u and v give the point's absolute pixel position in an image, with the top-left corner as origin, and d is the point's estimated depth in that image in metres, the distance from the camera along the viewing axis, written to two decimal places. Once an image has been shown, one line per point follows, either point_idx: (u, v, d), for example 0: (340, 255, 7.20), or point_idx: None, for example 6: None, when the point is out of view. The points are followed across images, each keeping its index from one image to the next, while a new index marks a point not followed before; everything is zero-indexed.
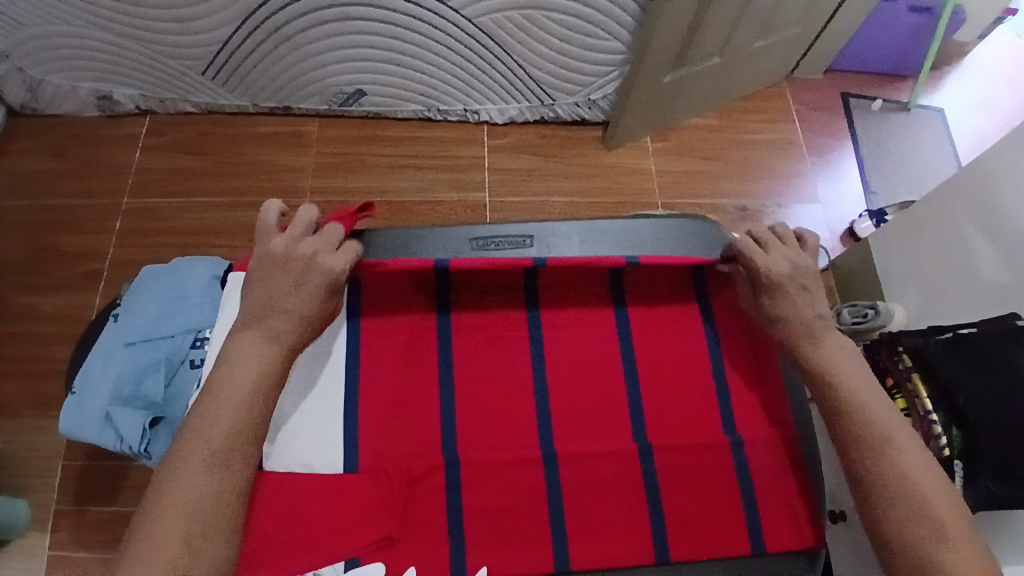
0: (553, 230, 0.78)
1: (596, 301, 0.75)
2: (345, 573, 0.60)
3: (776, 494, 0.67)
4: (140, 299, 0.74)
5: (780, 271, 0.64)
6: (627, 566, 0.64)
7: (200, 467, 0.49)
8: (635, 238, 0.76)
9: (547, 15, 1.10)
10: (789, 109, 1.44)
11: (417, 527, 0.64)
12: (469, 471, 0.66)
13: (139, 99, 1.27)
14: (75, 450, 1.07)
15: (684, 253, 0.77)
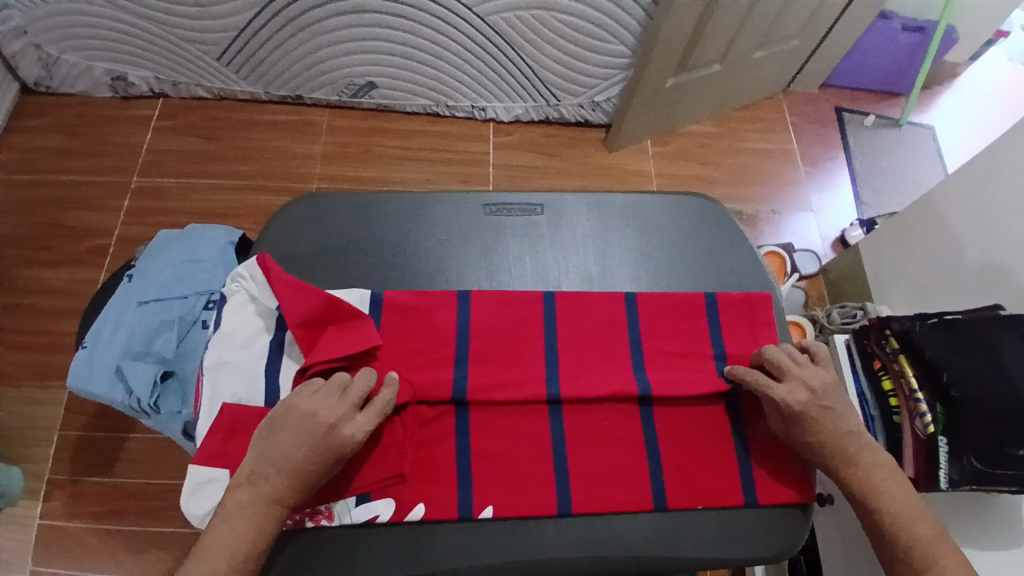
0: (562, 199, 0.68)
1: (598, 317, 0.61)
2: (356, 508, 0.52)
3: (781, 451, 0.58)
4: (155, 262, 0.75)
5: (802, 401, 0.54)
6: (626, 514, 0.55)
7: (254, 493, 0.48)
8: (645, 215, 0.67)
9: (556, 16, 1.14)
10: (786, 121, 1.49)
11: (429, 468, 0.54)
12: (480, 412, 0.56)
13: (153, 81, 1.30)
14: (73, 421, 1.07)
15: (704, 238, 0.67)
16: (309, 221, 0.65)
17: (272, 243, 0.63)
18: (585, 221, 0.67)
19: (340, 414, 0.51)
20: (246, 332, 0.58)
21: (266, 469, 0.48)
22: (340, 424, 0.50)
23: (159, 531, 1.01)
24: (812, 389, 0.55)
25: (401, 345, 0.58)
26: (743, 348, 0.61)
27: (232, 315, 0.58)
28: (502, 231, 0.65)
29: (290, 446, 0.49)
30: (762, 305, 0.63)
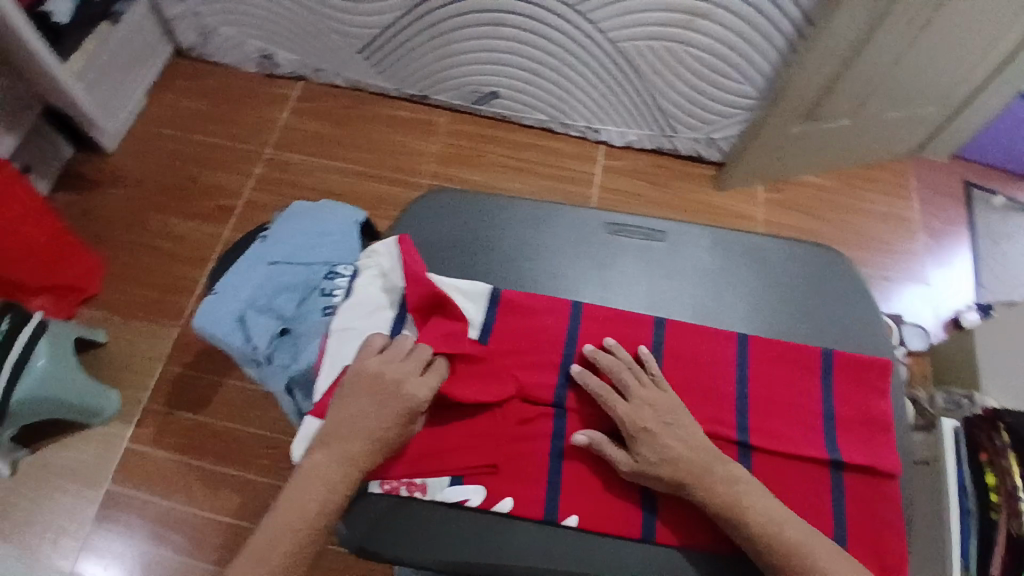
0: (688, 231, 0.68)
1: (706, 352, 0.59)
2: (448, 489, 0.55)
3: (881, 525, 0.56)
4: (290, 227, 0.81)
5: (643, 420, 0.54)
6: (705, 551, 0.54)
7: (324, 467, 0.51)
8: (767, 261, 0.66)
9: (688, 50, 1.14)
10: (907, 186, 1.42)
11: (521, 467, 0.56)
12: (576, 423, 0.57)
13: (297, 65, 1.40)
14: (176, 358, 1.16)
15: (823, 296, 0.66)
16: (442, 214, 0.67)
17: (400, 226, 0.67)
18: (704, 255, 0.67)
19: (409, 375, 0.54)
20: (373, 303, 0.62)
21: (343, 437, 0.52)
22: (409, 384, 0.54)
23: (234, 474, 1.07)
24: (650, 408, 0.55)
25: (509, 342, 0.60)
26: (848, 411, 0.60)
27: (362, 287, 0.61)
28: (619, 253, 0.66)
29: (366, 414, 0.53)
30: (874, 371, 0.61)
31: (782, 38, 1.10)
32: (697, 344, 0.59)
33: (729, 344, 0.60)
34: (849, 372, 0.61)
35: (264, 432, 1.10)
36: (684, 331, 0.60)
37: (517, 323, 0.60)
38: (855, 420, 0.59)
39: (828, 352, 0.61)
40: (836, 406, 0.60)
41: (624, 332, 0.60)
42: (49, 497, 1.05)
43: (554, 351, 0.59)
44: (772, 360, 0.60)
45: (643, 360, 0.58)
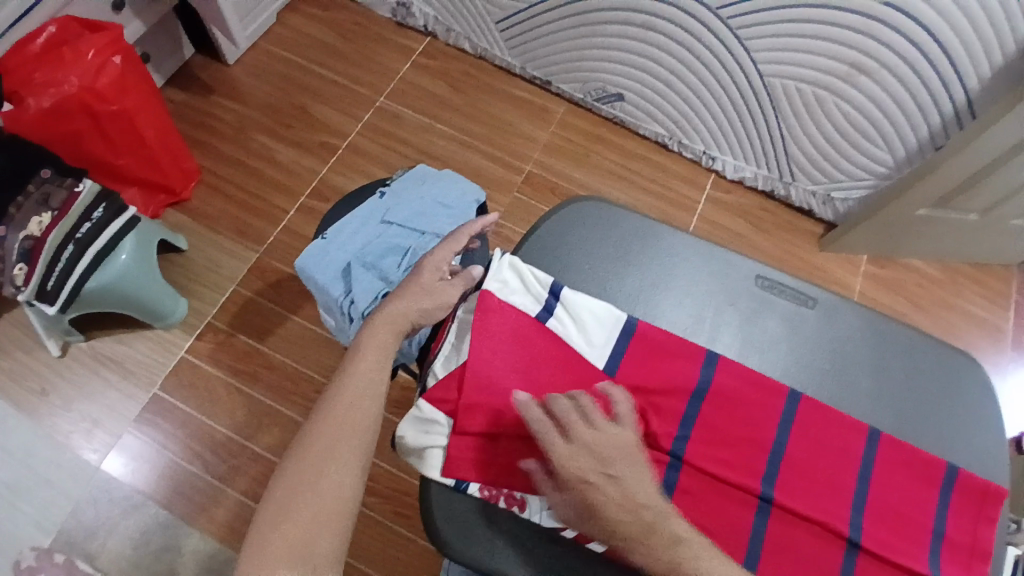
0: (840, 307, 0.64)
1: (834, 440, 0.56)
2: (547, 511, 0.52)
3: None
4: (409, 191, 0.80)
5: (580, 468, 0.48)
6: None
7: (385, 338, 0.56)
8: (915, 359, 0.62)
9: (838, 102, 1.08)
10: (1010, 296, 1.34)
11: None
12: (689, 479, 0.54)
13: (430, 20, 1.38)
14: (249, 282, 1.16)
15: (967, 411, 0.61)
16: (591, 225, 0.65)
17: (543, 225, 0.65)
18: (853, 334, 0.63)
19: (427, 279, 0.61)
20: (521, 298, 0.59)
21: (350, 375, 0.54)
22: (431, 285, 0.60)
23: (279, 410, 1.08)
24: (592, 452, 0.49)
25: (638, 378, 0.57)
26: (966, 537, 0.55)
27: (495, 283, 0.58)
28: (765, 311, 0.63)
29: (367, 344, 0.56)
30: (999, 500, 0.56)
31: (939, 116, 1.04)
32: (825, 429, 0.56)
33: (857, 439, 0.56)
34: (978, 498, 0.56)
35: (315, 374, 1.10)
36: (817, 414, 0.56)
37: (649, 361, 0.57)
38: (971, 550, 0.55)
39: (955, 468, 0.56)
40: (954, 529, 0.55)
41: (754, 400, 0.56)
42: (100, 387, 1.07)
43: (681, 400, 0.56)
44: (897, 465, 0.56)
45: (766, 434, 0.56)
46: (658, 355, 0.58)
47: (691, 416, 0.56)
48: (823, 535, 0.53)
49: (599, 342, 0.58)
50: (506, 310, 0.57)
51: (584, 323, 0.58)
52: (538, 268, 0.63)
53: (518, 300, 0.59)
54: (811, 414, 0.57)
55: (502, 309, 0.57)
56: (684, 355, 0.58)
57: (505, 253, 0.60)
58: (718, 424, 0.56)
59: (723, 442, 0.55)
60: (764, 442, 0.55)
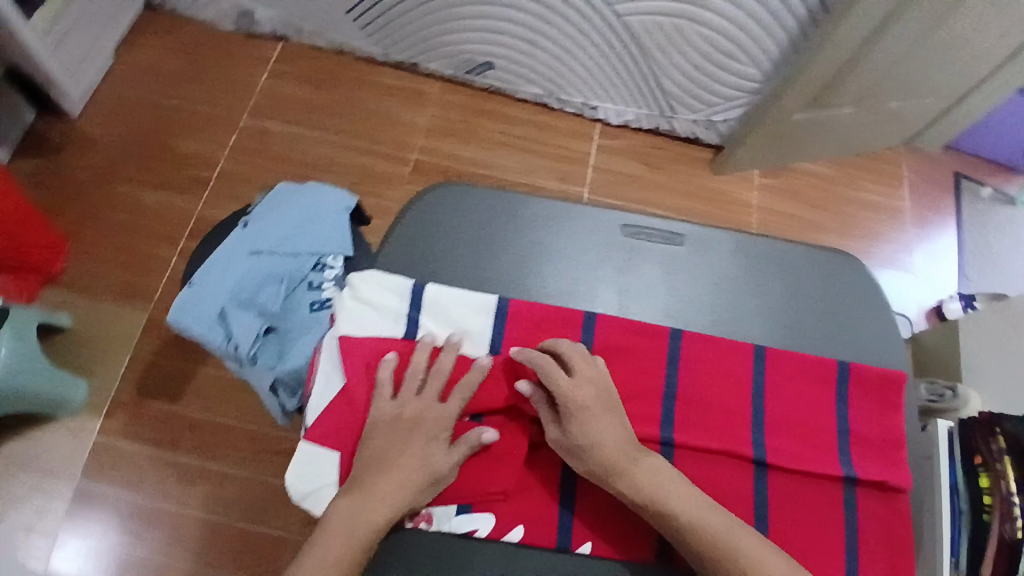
0: (710, 234, 0.65)
1: (723, 369, 0.57)
2: (455, 517, 0.54)
3: (888, 544, 0.54)
4: (275, 213, 0.75)
5: (583, 397, 0.53)
6: None
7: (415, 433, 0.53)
8: (789, 269, 0.63)
9: (695, 29, 1.09)
10: (902, 176, 1.42)
11: (532, 489, 0.55)
12: None
13: (278, 24, 1.31)
14: (147, 344, 1.10)
15: (849, 307, 0.63)
16: (449, 213, 0.63)
17: (398, 224, 0.62)
18: (727, 260, 0.64)
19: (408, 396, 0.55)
20: (379, 321, 0.58)
21: (399, 455, 0.52)
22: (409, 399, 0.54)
23: (211, 467, 1.03)
24: (592, 387, 0.53)
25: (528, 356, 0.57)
26: (871, 430, 0.57)
27: (347, 323, 0.57)
28: (638, 257, 0.63)
29: (404, 434, 0.53)
30: (899, 385, 0.58)
31: (795, 21, 1.05)
32: (714, 359, 0.57)
33: (744, 362, 0.57)
34: (873, 386, 0.58)
35: (242, 420, 1.06)
36: (704, 348, 0.57)
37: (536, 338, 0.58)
38: (883, 441, 0.57)
39: (845, 365, 0.58)
40: (856, 422, 0.57)
41: (640, 352, 0.57)
42: (11, 494, 1.00)
43: None
44: (787, 376, 0.57)
45: (659, 380, 0.56)
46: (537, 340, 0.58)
47: None
48: (730, 463, 0.54)
49: (474, 332, 0.58)
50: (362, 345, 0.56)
51: (456, 321, 0.58)
52: (402, 268, 0.61)
53: (378, 326, 0.58)
54: (698, 348, 0.57)
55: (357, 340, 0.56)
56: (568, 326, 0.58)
57: (352, 281, 0.58)
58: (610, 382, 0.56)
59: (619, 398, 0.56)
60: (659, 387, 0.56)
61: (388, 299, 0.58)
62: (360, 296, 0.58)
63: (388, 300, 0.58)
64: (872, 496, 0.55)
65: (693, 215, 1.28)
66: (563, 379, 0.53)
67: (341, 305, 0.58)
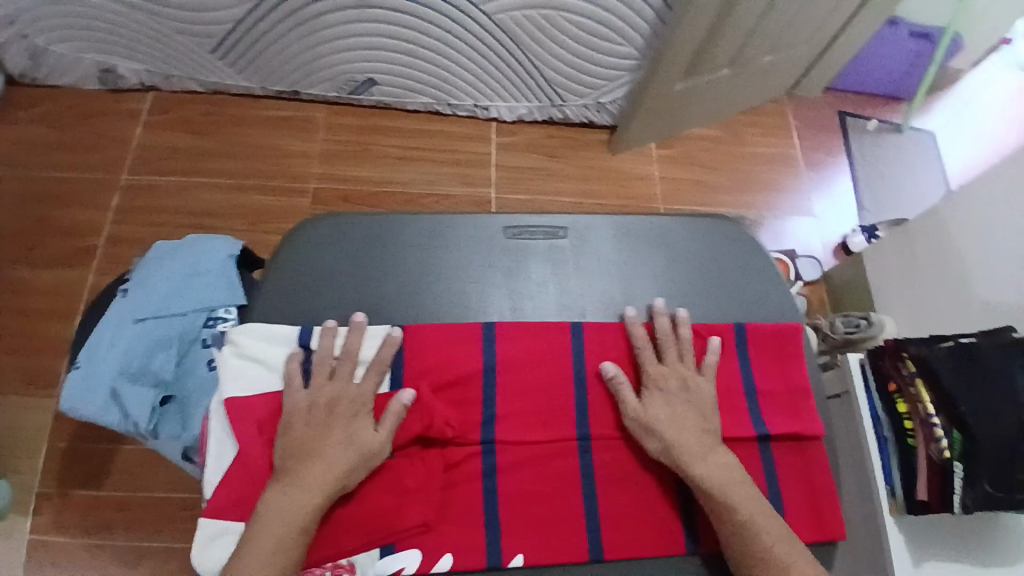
0: (589, 224, 0.69)
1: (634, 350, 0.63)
2: (380, 561, 0.53)
3: (807, 492, 0.60)
4: (154, 275, 0.71)
5: (667, 384, 0.60)
6: (655, 560, 0.57)
7: (322, 461, 0.53)
8: (671, 242, 0.68)
9: (564, 16, 1.11)
10: (789, 125, 1.49)
11: (454, 514, 0.56)
12: (508, 454, 0.58)
13: (144, 74, 1.24)
14: (62, 430, 1.03)
15: (729, 267, 0.68)
16: (333, 246, 0.64)
17: (275, 264, 0.63)
18: (609, 245, 0.68)
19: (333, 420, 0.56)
20: (265, 373, 0.58)
21: (294, 493, 0.51)
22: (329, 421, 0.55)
23: (154, 544, 0.98)
24: (677, 376, 0.60)
25: (449, 374, 0.60)
26: (777, 384, 0.63)
27: (232, 382, 0.58)
28: (523, 257, 0.66)
29: (307, 466, 0.53)
30: (794, 338, 0.64)
31: None
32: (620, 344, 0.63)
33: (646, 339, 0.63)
34: (769, 345, 0.64)
35: (179, 488, 1.01)
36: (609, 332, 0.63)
37: (458, 352, 0.60)
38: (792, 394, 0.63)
39: (744, 328, 0.64)
40: (761, 378, 0.63)
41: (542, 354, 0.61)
42: None
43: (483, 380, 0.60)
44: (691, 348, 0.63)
45: (568, 376, 0.61)
46: (458, 357, 0.60)
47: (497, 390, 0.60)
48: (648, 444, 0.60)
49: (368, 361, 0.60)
50: (254, 403, 0.57)
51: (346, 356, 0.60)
52: (282, 305, 0.62)
53: (265, 379, 0.58)
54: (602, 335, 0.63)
55: (247, 398, 0.57)
56: (474, 342, 0.61)
57: (232, 338, 0.58)
58: (525, 388, 0.60)
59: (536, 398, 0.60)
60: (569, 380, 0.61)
61: (272, 350, 0.59)
62: (241, 353, 0.58)
63: (272, 350, 0.59)
64: (786, 448, 0.61)
65: (602, 196, 1.30)
66: (652, 363, 0.61)
67: (224, 365, 0.58)
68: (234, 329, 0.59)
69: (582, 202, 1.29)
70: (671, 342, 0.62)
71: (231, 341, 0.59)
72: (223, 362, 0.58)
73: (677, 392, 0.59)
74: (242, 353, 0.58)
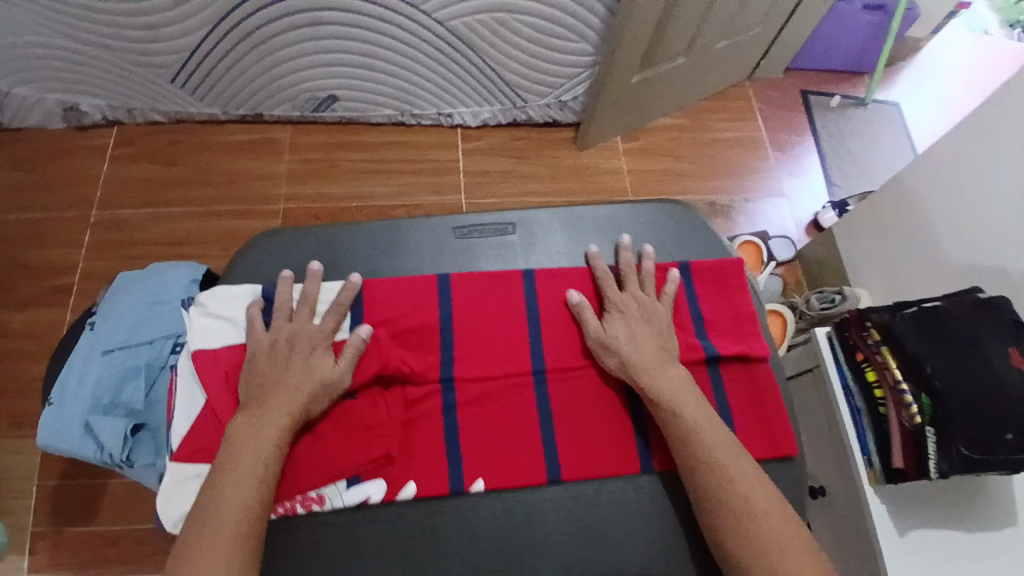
0: (534, 218, 0.77)
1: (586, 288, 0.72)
2: (347, 490, 0.60)
3: (756, 410, 0.67)
4: (118, 306, 0.72)
5: (625, 307, 0.68)
6: (608, 478, 0.64)
7: (290, 389, 0.59)
8: (615, 226, 0.77)
9: (516, 18, 1.12)
10: (753, 108, 1.50)
11: (419, 446, 0.63)
12: (469, 390, 0.66)
13: (107, 109, 1.25)
14: (51, 468, 1.03)
15: (663, 241, 0.77)
16: (303, 252, 0.73)
17: (250, 266, 0.72)
18: (557, 236, 0.77)
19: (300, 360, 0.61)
20: (229, 330, 0.66)
21: (266, 415, 0.57)
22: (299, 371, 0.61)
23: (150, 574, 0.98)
24: (635, 302, 0.68)
25: (420, 321, 0.68)
26: (721, 314, 0.72)
27: (199, 337, 0.65)
28: (476, 251, 0.74)
29: (277, 390, 0.59)
30: (734, 274, 0.74)
31: None
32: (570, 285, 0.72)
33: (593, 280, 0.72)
34: (711, 282, 0.73)
35: None
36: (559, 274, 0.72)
37: (424, 303, 0.69)
38: (737, 321, 0.72)
39: (688, 266, 0.74)
40: (705, 308, 0.72)
41: (501, 298, 0.70)
42: None
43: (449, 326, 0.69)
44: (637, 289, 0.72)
45: (521, 317, 0.70)
46: (423, 307, 0.69)
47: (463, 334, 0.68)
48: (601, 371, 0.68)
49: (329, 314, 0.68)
50: (218, 353, 0.64)
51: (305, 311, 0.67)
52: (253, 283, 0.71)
53: (229, 333, 0.66)
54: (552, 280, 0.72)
55: (212, 349, 0.64)
56: (442, 297, 0.70)
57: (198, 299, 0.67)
58: (485, 328, 0.69)
59: (496, 334, 0.69)
60: (524, 320, 0.70)
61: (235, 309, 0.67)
62: (206, 312, 0.66)
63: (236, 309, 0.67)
64: (735, 370, 0.69)
65: (573, 192, 1.32)
66: (612, 291, 0.69)
67: (191, 323, 0.65)
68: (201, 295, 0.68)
69: (553, 200, 1.30)
70: (630, 274, 0.71)
71: (198, 303, 0.67)
72: (191, 321, 0.65)
73: (634, 313, 0.67)
74: (209, 313, 0.66)
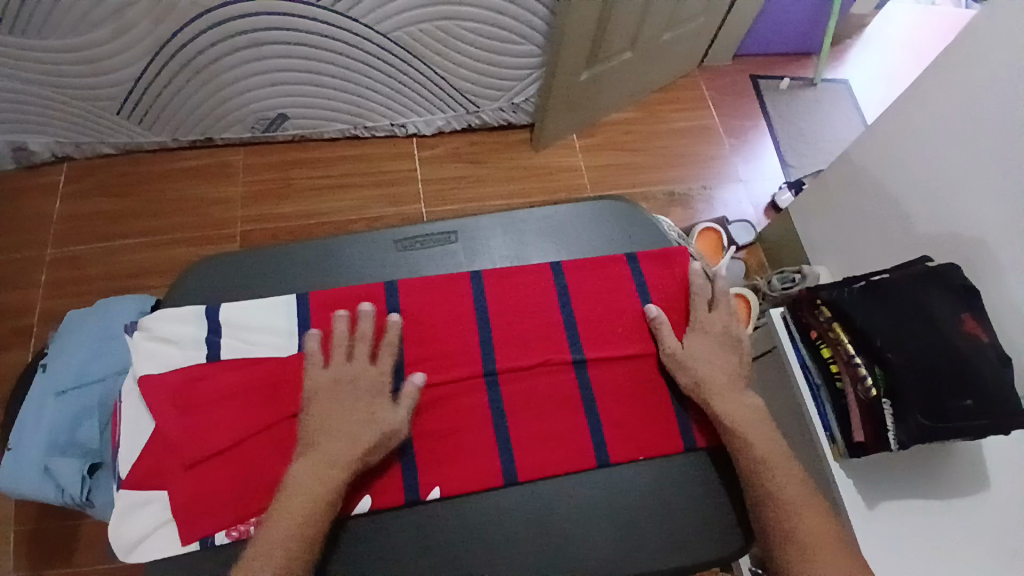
0: (476, 224, 0.79)
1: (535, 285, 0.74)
2: None
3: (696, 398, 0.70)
4: (68, 345, 0.71)
5: (714, 329, 0.70)
6: (569, 472, 0.65)
7: (333, 414, 0.61)
8: (558, 223, 0.80)
9: (459, 24, 1.12)
10: (704, 97, 1.52)
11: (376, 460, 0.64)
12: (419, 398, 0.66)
13: (55, 146, 1.24)
14: (22, 514, 1.01)
15: (604, 234, 0.80)
16: (251, 274, 0.74)
17: (197, 292, 0.73)
18: (498, 239, 0.79)
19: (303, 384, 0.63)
20: (178, 352, 0.67)
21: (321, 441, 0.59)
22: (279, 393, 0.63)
23: None
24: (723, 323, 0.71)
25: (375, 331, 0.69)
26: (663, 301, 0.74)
27: (147, 362, 0.66)
28: (421, 259, 0.77)
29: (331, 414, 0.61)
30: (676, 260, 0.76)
31: None
32: (519, 284, 0.73)
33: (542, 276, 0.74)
34: (654, 270, 0.75)
35: None
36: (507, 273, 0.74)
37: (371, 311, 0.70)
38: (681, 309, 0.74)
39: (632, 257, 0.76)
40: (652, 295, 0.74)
41: (448, 301, 0.71)
42: None
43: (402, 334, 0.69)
44: (585, 280, 0.74)
45: (471, 317, 0.71)
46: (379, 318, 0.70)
47: (412, 341, 0.69)
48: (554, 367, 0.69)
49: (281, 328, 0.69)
50: (167, 376, 0.65)
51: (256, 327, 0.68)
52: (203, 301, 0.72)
53: (179, 354, 0.67)
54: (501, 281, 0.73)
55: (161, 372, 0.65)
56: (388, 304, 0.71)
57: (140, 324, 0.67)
58: (435, 332, 0.70)
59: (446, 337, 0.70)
60: (473, 320, 0.71)
61: (184, 330, 0.68)
62: (151, 335, 0.67)
63: (185, 330, 0.68)
64: None
65: (533, 193, 1.32)
66: (703, 311, 0.71)
67: (137, 347, 0.66)
68: (146, 319, 0.68)
69: (513, 203, 1.31)
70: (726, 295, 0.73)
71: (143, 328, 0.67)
72: (138, 346, 0.66)
73: (715, 338, 0.70)
74: (154, 336, 0.67)
